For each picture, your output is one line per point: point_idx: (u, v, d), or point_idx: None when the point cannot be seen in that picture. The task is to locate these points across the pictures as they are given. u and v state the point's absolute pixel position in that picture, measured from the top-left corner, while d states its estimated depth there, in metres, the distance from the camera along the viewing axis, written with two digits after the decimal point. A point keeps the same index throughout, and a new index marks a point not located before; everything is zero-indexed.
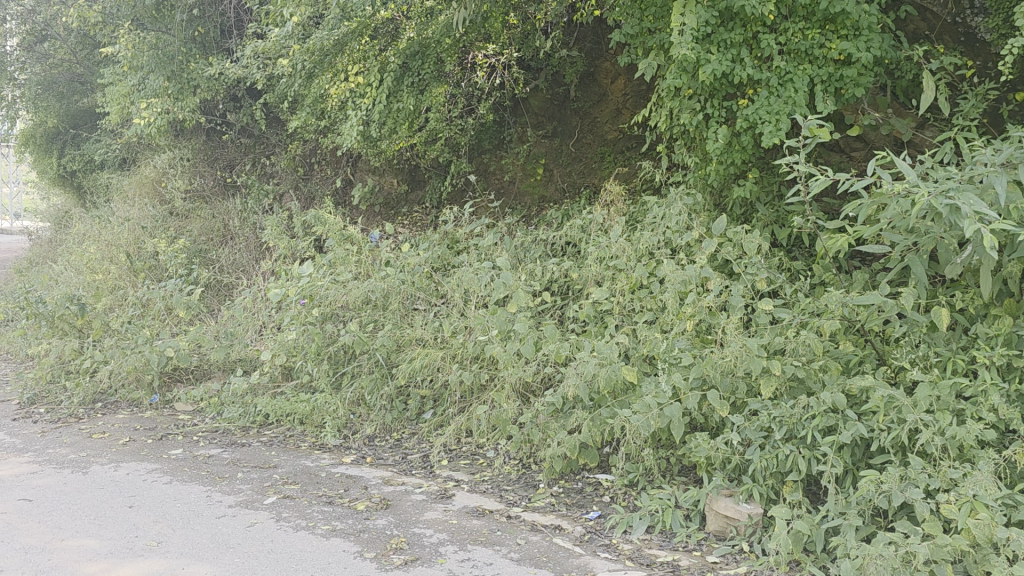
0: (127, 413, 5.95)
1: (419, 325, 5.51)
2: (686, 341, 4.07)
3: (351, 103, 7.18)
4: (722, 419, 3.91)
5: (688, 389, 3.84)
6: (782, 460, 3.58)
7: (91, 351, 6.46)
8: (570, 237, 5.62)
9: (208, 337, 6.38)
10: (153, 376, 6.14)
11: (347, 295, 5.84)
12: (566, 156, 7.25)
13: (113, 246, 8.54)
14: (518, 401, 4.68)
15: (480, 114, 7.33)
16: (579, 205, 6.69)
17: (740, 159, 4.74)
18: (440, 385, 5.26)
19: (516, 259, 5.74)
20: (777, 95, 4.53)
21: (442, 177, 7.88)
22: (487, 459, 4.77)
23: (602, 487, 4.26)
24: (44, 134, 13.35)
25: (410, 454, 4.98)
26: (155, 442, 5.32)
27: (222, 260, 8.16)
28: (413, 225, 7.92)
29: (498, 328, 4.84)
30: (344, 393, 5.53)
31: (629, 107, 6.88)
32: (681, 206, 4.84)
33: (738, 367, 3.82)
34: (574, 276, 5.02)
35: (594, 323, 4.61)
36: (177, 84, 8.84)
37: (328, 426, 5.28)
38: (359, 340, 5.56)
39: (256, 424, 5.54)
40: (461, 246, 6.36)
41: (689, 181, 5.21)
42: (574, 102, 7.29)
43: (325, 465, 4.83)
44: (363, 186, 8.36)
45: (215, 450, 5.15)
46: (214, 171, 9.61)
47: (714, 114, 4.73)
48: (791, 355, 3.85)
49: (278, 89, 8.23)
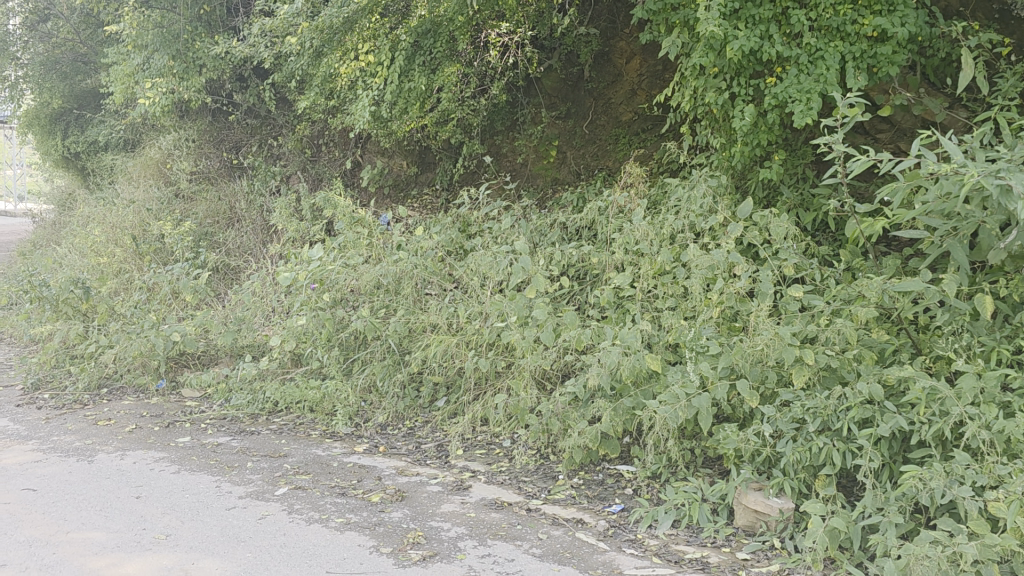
0: (133, 399, 5.83)
1: (433, 311, 5.36)
2: (713, 328, 3.91)
3: (360, 82, 7.01)
4: (751, 410, 3.75)
5: (716, 378, 3.68)
6: (815, 453, 3.42)
7: (96, 335, 6.34)
8: (588, 221, 5.46)
9: (216, 321, 6.24)
10: (159, 361, 6.03)
11: (359, 279, 5.66)
12: (580, 137, 7.10)
13: (118, 229, 8.39)
14: (537, 390, 4.54)
15: (492, 94, 7.16)
16: (594, 188, 6.53)
17: (766, 140, 4.58)
18: (454, 372, 5.13)
19: (532, 243, 5.58)
20: (807, 73, 4.34)
21: (453, 158, 7.72)
22: (504, 449, 4.64)
23: (623, 479, 4.12)
24: (47, 115, 13.12)
25: (424, 443, 4.85)
26: (162, 430, 5.19)
27: (229, 244, 8.02)
28: (423, 208, 7.79)
29: (517, 314, 4.68)
30: (356, 379, 5.41)
31: (645, 88, 6.68)
32: (705, 189, 4.67)
33: (768, 356, 3.66)
34: (593, 261, 4.86)
35: (614, 310, 4.46)
36: (182, 63, 8.65)
37: (339, 414, 5.15)
38: (371, 326, 5.41)
39: (265, 412, 5.41)
40: (475, 229, 6.20)
41: (713, 162, 5.03)
42: (588, 83, 7.09)
43: (337, 455, 4.70)
44: (372, 168, 8.20)
45: (224, 438, 5.02)
46: (220, 152, 9.45)
47: (741, 93, 4.55)
48: (824, 344, 3.68)
49: (285, 69, 8.04)
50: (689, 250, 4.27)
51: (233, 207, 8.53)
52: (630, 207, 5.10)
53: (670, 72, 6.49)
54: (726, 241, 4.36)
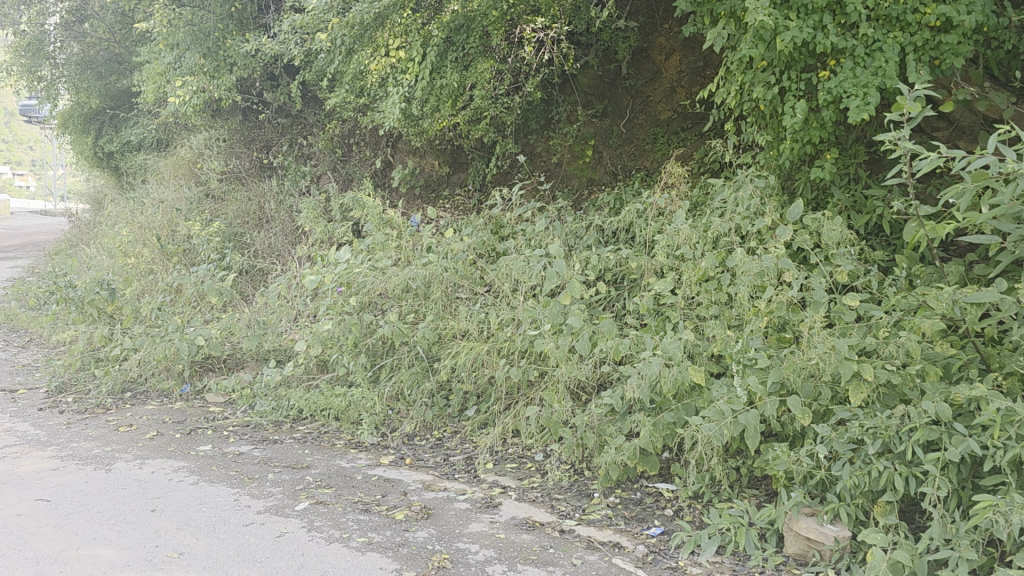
0: (156, 404, 5.69)
1: (463, 317, 5.14)
2: (762, 339, 3.63)
3: (391, 79, 6.83)
4: (802, 428, 3.46)
5: (765, 394, 3.40)
6: (875, 477, 3.13)
7: (121, 338, 6.21)
8: (625, 225, 5.21)
9: (241, 324, 6.08)
10: (183, 365, 5.89)
11: (387, 283, 5.45)
12: (616, 136, 6.85)
13: (147, 229, 8.30)
14: (571, 402, 4.29)
15: (527, 92, 6.93)
16: (632, 188, 6.27)
17: (818, 137, 4.30)
18: (485, 381, 4.91)
19: (567, 246, 5.34)
20: (863, 66, 4.05)
21: (486, 158, 7.50)
22: (536, 463, 4.41)
23: (663, 499, 3.86)
24: (83, 115, 13.13)
25: (452, 455, 4.63)
26: (183, 438, 5.03)
27: (258, 245, 7.88)
28: (455, 210, 7.59)
29: (551, 322, 4.43)
30: (382, 387, 5.21)
31: (685, 85, 6.41)
32: (752, 189, 4.40)
33: (823, 371, 3.37)
34: (632, 266, 4.60)
35: (654, 318, 4.20)
36: (213, 62, 8.52)
37: (365, 423, 4.96)
38: (399, 331, 5.20)
39: (289, 419, 5.24)
40: (507, 231, 5.97)
41: (760, 161, 4.75)
42: (625, 80, 6.83)
43: (362, 467, 4.50)
44: (404, 168, 8.02)
45: (246, 447, 4.84)
46: (251, 152, 9.33)
47: (791, 87, 4.28)
48: (884, 357, 3.39)
49: (316, 66, 7.89)
50: (735, 254, 4.00)
51: (262, 208, 8.39)
52: (671, 209, 4.84)
53: (711, 68, 6.21)
54: (775, 245, 4.09)
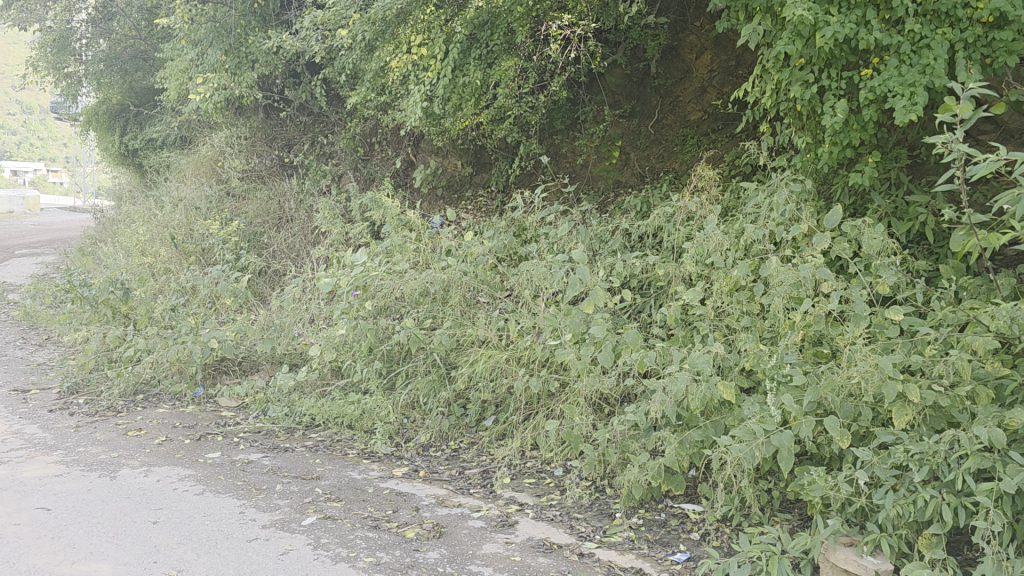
0: (168, 407, 5.56)
1: (481, 324, 4.95)
2: (797, 354, 3.40)
3: (413, 77, 6.68)
4: (841, 451, 3.22)
5: (801, 413, 3.17)
6: (920, 507, 2.88)
7: (134, 338, 6.09)
8: (652, 231, 4.99)
9: (256, 327, 5.93)
10: (196, 368, 5.75)
11: (404, 286, 5.26)
12: (644, 137, 6.63)
13: (167, 228, 8.19)
14: (593, 416, 4.08)
15: (552, 91, 6.71)
16: (660, 191, 6.05)
17: (859, 139, 4.06)
18: (503, 390, 4.71)
19: (591, 251, 5.12)
20: (910, 64, 3.81)
21: (510, 158, 7.31)
22: (555, 479, 4.20)
23: (689, 521, 3.64)
24: (108, 112, 13.09)
25: (469, 468, 4.44)
26: (192, 444, 4.88)
27: (276, 245, 7.73)
28: (477, 211, 7.40)
29: (572, 331, 4.22)
30: (398, 395, 5.04)
31: (716, 85, 6.19)
32: (788, 193, 4.16)
33: (864, 390, 3.13)
34: (659, 273, 4.38)
35: (681, 329, 3.97)
36: (235, 58, 8.42)
37: (379, 433, 4.79)
38: (415, 337, 5.01)
39: (302, 427, 5.08)
40: (530, 235, 5.77)
41: (796, 165, 4.51)
42: (654, 80, 6.60)
43: (374, 479, 4.32)
44: (426, 168, 7.84)
45: (256, 456, 4.68)
46: (273, 151, 9.20)
47: (831, 86, 4.04)
48: (931, 377, 3.14)
49: (337, 63, 7.74)
50: (769, 262, 3.77)
51: (282, 207, 8.26)
52: (702, 214, 4.61)
53: (744, 67, 5.98)
54: (811, 253, 3.85)
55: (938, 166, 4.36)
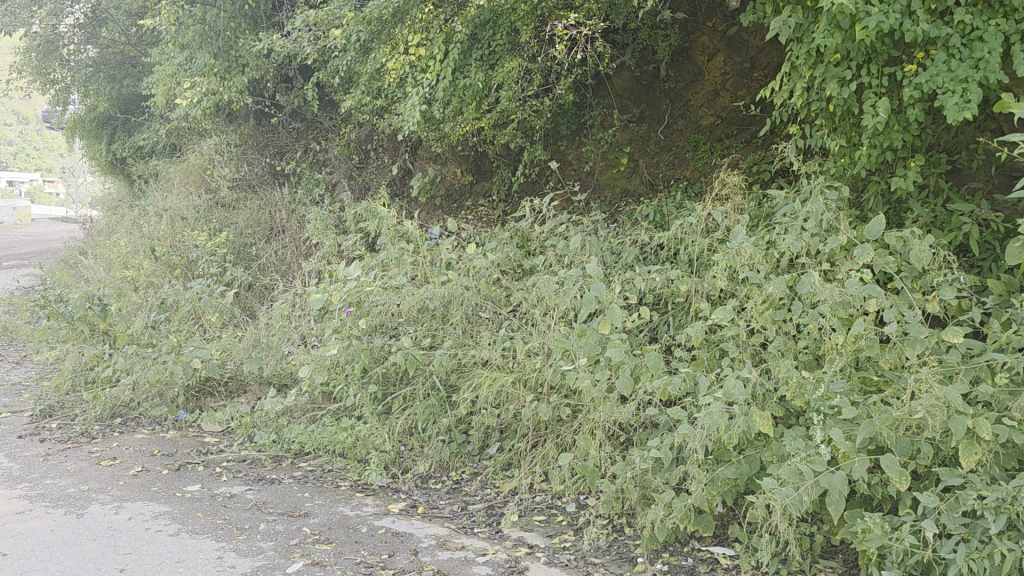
0: (148, 433, 5.18)
1: (484, 344, 4.55)
2: (843, 382, 3.01)
3: (410, 79, 6.32)
4: (898, 493, 2.82)
5: (852, 450, 2.78)
6: (997, 563, 2.49)
7: (112, 357, 5.69)
8: (669, 243, 4.61)
9: (242, 345, 5.53)
10: (177, 391, 5.37)
11: (401, 302, 4.87)
12: (654, 143, 6.27)
13: (152, 239, 7.80)
14: (610, 448, 3.68)
15: (558, 94, 6.32)
16: (674, 201, 5.69)
17: (901, 141, 3.70)
18: (509, 417, 4.32)
19: (603, 265, 4.74)
20: (959, 59, 3.44)
21: (512, 166, 6.93)
22: (568, 517, 3.81)
23: (721, 568, 3.23)
24: (95, 119, 12.62)
25: (472, 504, 4.04)
26: (170, 475, 4.48)
27: (267, 258, 7.34)
28: (478, 221, 7.04)
29: (586, 354, 3.78)
30: (394, 420, 4.65)
31: (730, 88, 5.83)
32: (823, 200, 3.78)
33: (925, 425, 2.74)
34: (680, 288, 3.99)
35: (706, 350, 3.57)
36: (224, 62, 8.07)
37: (374, 463, 4.40)
38: (413, 358, 4.61)
39: (291, 455, 4.69)
40: (536, 247, 5.39)
41: (829, 170, 4.14)
42: (664, 83, 6.23)
43: (368, 516, 3.92)
44: (424, 176, 7.46)
45: (239, 489, 4.28)
46: (264, 158, 8.84)
47: (872, 83, 3.67)
48: (1000, 410, 2.75)
49: (330, 65, 7.38)
50: (806, 279, 3.39)
51: (273, 217, 7.87)
52: (726, 224, 4.22)
53: (759, 70, 5.62)
54: (851, 267, 3.47)
55: (981, 171, 4.00)
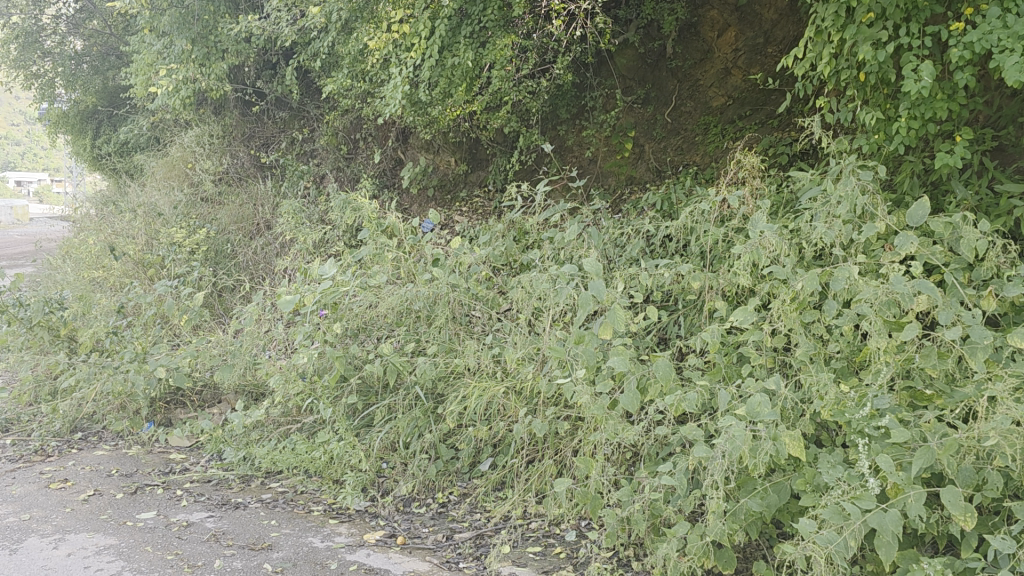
0: (108, 450, 4.73)
1: (471, 350, 4.06)
2: (890, 396, 2.51)
3: (395, 59, 5.80)
4: (961, 533, 2.32)
5: (905, 482, 2.28)
6: None
7: (72, 366, 5.23)
8: (679, 234, 4.12)
9: (212, 351, 5.05)
10: (141, 403, 4.90)
11: (381, 303, 4.39)
12: (661, 126, 5.78)
13: (126, 238, 7.34)
14: (615, 470, 3.18)
15: (555, 75, 5.79)
16: (683, 187, 5.21)
17: (944, 111, 3.19)
18: (501, 431, 3.86)
19: (605, 259, 4.24)
20: (1017, 13, 2.93)
21: (508, 153, 6.45)
22: (566, 548, 3.32)
23: None
24: (77, 115, 12.04)
25: (458, 532, 3.56)
26: (124, 500, 4.01)
27: (247, 256, 6.87)
28: (473, 213, 6.56)
29: (585, 364, 3.21)
30: (374, 436, 4.16)
31: (742, 66, 5.30)
32: (857, 180, 3.27)
33: (996, 450, 2.24)
34: (692, 285, 3.49)
35: (724, 357, 3.07)
36: (203, 48, 7.63)
37: (349, 485, 3.92)
38: (394, 367, 4.11)
39: (260, 475, 4.22)
40: (533, 240, 4.89)
41: (860, 149, 3.63)
42: (670, 61, 5.72)
43: (340, 549, 3.44)
44: (415, 166, 6.97)
45: (198, 516, 3.81)
46: (249, 150, 8.37)
47: (912, 44, 3.16)
48: None
49: (312, 47, 6.89)
50: (840, 274, 2.89)
51: (256, 212, 7.39)
52: (744, 211, 3.71)
53: (774, 44, 5.09)
54: (891, 260, 2.97)
55: None
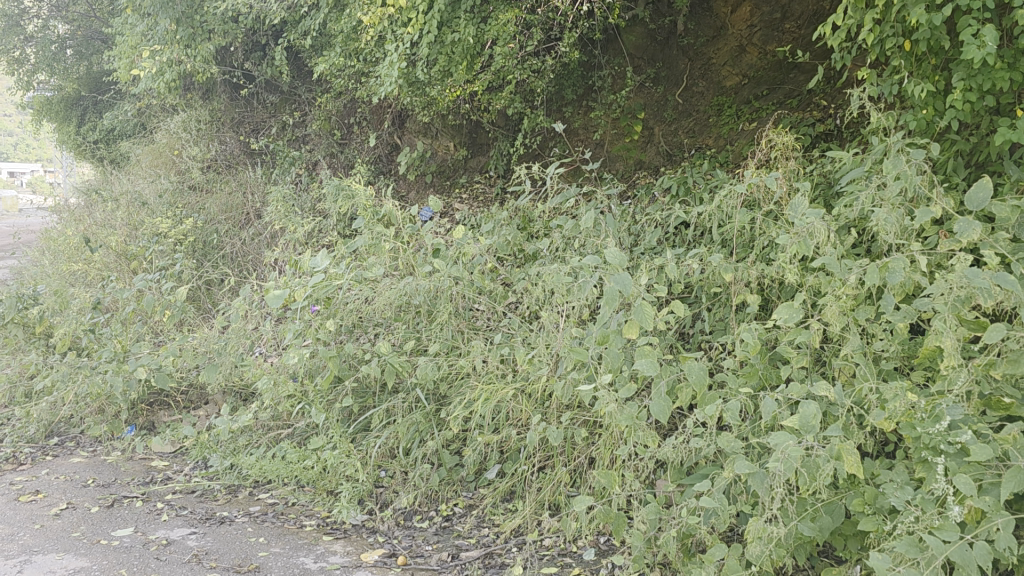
0: (85, 457, 4.40)
1: (478, 349, 3.73)
2: (966, 406, 2.17)
3: (390, 35, 5.44)
4: None
5: (990, 509, 1.94)
6: None
7: (48, 366, 4.88)
8: (701, 221, 3.78)
9: (198, 349, 4.71)
10: (121, 406, 4.56)
11: (378, 298, 4.05)
12: (671, 108, 5.43)
13: (108, 228, 6.98)
14: (640, 484, 2.84)
15: (561, 52, 5.43)
16: (699, 171, 4.87)
17: (1006, 82, 2.86)
18: (511, 438, 3.53)
19: (620, 249, 3.90)
20: None
21: (511, 136, 6.11)
22: (585, 569, 2.99)
23: None
24: (62, 101, 11.60)
25: (465, 550, 3.23)
26: (99, 515, 3.68)
27: (235, 247, 6.52)
28: (474, 200, 6.21)
29: (608, 367, 2.86)
30: (371, 442, 3.83)
31: (758, 43, 4.95)
32: (908, 159, 2.93)
33: None
34: (723, 277, 3.15)
35: (762, 358, 2.74)
36: (188, 28, 7.24)
37: (344, 498, 3.58)
38: (392, 368, 3.77)
39: (248, 486, 3.89)
40: (540, 228, 4.55)
41: (905, 127, 3.29)
42: (682, 38, 5.35)
43: (334, 571, 3.11)
44: (412, 151, 6.62)
45: (179, 533, 3.48)
46: (237, 136, 8.01)
47: (973, 5, 2.82)
48: None
49: (302, 25, 6.53)
50: (895, 265, 2.55)
51: (246, 201, 7.03)
52: (779, 195, 3.35)
53: (792, 20, 4.75)
54: (953, 249, 2.63)
55: None
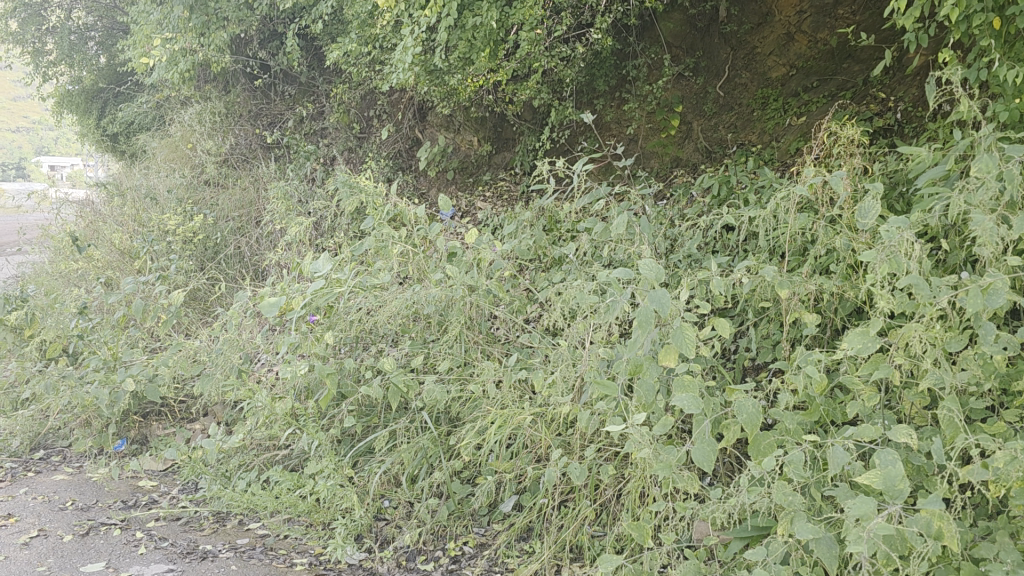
0: (67, 476, 4.03)
1: (491, 369, 3.31)
2: None
3: (407, 19, 5.02)
4: None
5: None
6: None
7: (35, 374, 4.53)
8: (748, 226, 3.33)
9: (193, 360, 4.35)
10: (108, 420, 4.19)
11: (383, 308, 3.64)
12: (711, 101, 4.97)
13: (115, 225, 6.66)
14: (677, 537, 2.41)
15: (592, 39, 4.99)
16: (743, 170, 4.41)
17: None
18: (528, 470, 3.11)
19: (655, 257, 3.45)
20: None
21: (538, 131, 5.70)
22: None
23: None
24: (81, 93, 11.31)
25: None
26: (72, 545, 3.29)
27: (244, 246, 6.16)
28: (497, 199, 5.81)
29: (641, 400, 2.43)
30: (373, 469, 3.43)
31: (808, 30, 4.49)
32: (1001, 158, 2.46)
33: None
34: (774, 293, 2.70)
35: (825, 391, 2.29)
36: (201, 15, 6.89)
37: (341, 534, 3.18)
38: (396, 388, 3.37)
39: (238, 514, 3.50)
40: (566, 231, 4.12)
41: (990, 121, 2.81)
42: (724, 25, 4.87)
43: None
44: (433, 145, 6.23)
45: (155, 570, 3.07)
46: (253, 129, 7.67)
47: None
48: None
49: (318, 12, 6.16)
50: (996, 286, 2.09)
51: (258, 197, 6.69)
52: (841, 198, 2.89)
53: (847, 4, 4.28)
54: None
55: None
